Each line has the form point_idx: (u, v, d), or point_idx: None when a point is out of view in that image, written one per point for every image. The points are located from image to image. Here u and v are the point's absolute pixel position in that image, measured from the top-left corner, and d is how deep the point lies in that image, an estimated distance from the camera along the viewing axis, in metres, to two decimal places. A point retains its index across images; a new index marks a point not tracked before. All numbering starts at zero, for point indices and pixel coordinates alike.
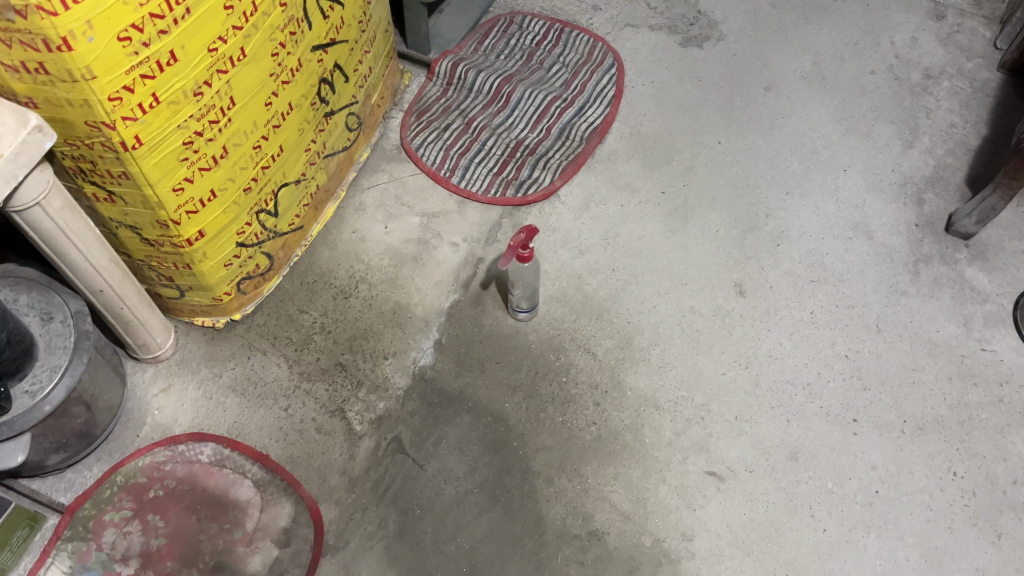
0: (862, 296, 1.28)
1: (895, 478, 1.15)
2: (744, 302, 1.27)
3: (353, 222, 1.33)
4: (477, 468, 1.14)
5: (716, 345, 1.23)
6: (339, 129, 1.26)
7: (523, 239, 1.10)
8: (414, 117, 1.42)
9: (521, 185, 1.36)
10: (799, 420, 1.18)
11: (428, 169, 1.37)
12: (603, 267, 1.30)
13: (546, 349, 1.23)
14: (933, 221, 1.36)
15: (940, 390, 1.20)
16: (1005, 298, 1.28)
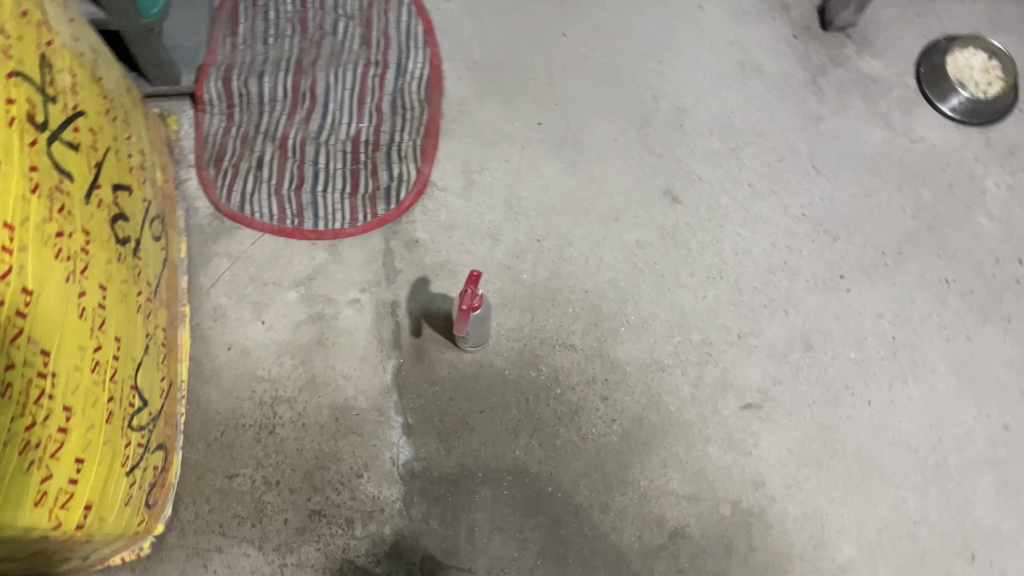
0: (787, 142, 1.17)
1: (903, 315, 1.10)
2: (682, 209, 1.12)
3: (222, 336, 1.03)
4: (527, 538, 0.98)
5: (683, 270, 1.10)
6: (150, 247, 0.93)
7: (469, 290, 0.87)
8: (214, 168, 1.09)
9: (388, 192, 1.09)
10: (796, 306, 1.09)
11: (272, 226, 1.07)
12: (527, 243, 1.10)
13: (523, 368, 1.05)
14: (806, 24, 1.23)
15: (899, 205, 1.15)
16: (905, 76, 1.22)
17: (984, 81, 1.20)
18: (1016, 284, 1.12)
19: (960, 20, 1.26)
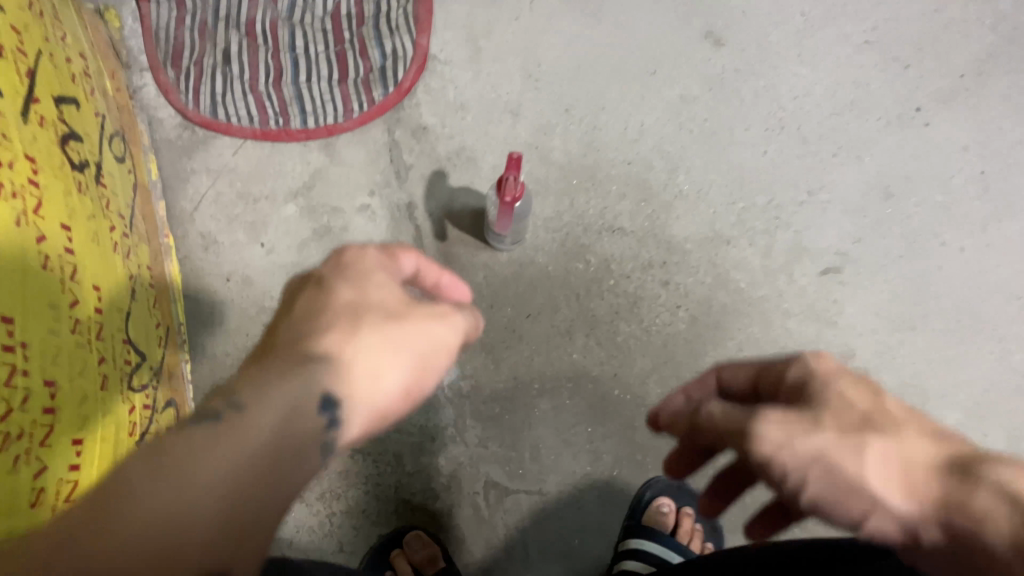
0: None
1: (991, 144, 0.95)
2: (727, 54, 0.97)
3: (217, 267, 0.88)
4: (599, 449, 0.87)
5: (737, 125, 0.95)
6: (114, 169, 0.77)
7: (512, 177, 0.73)
8: (172, 70, 0.91)
9: (383, 73, 0.92)
10: (868, 151, 0.95)
11: (254, 130, 0.91)
12: (554, 114, 0.94)
13: (568, 260, 0.91)
14: None
15: (971, 20, 0.99)
16: None
17: None
18: None
19: None
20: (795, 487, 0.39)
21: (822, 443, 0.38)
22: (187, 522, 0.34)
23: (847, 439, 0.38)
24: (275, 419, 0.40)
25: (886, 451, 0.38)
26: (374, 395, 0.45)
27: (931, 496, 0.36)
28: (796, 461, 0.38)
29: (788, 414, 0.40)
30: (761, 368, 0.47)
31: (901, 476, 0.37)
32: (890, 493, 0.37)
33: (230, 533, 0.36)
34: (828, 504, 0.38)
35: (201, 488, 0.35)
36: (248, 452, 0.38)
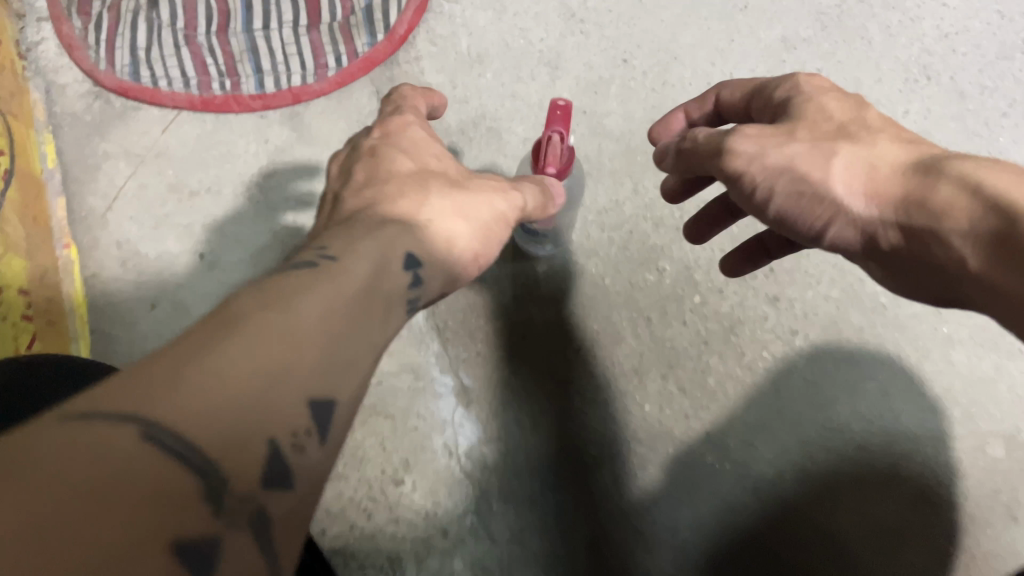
0: None
1: None
2: None
3: (135, 287, 0.62)
4: (688, 543, 0.59)
5: (864, 76, 0.67)
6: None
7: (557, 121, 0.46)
8: (79, 18, 0.65)
9: (370, 16, 0.66)
10: None
11: (191, 98, 0.65)
12: (606, 67, 0.67)
13: (629, 270, 0.64)
14: None
15: None
16: None
17: None
18: None
19: None
20: (761, 197, 0.36)
21: (798, 154, 0.35)
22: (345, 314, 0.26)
23: (822, 146, 0.35)
24: (385, 247, 0.31)
25: (848, 169, 0.34)
26: (494, 236, 0.39)
27: (949, 204, 0.30)
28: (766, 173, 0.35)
29: (770, 131, 0.36)
30: (754, 86, 0.42)
31: (873, 178, 0.33)
32: (864, 207, 0.33)
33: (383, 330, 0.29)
34: (804, 206, 0.35)
35: (347, 287, 0.28)
36: (370, 275, 0.29)
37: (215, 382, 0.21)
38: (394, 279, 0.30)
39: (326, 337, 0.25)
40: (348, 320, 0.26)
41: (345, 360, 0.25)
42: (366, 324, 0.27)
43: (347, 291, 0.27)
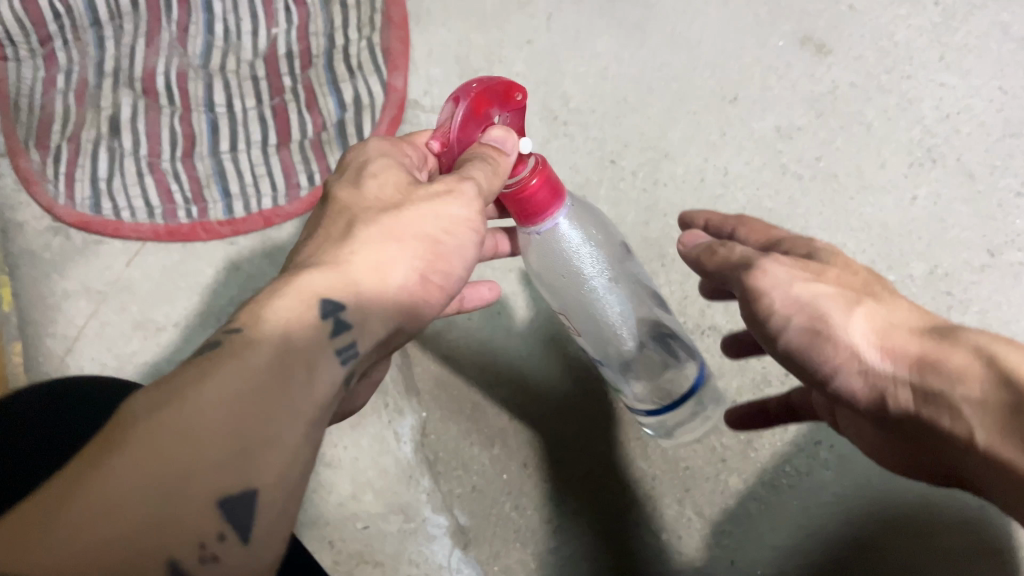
0: None
1: None
2: (837, 63, 0.67)
3: None
4: None
5: (866, 162, 0.64)
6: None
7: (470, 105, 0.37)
8: (37, 150, 0.62)
9: (342, 131, 0.63)
10: None
11: (155, 228, 0.61)
12: (595, 171, 0.64)
13: None
14: None
15: None
16: None
17: None
18: None
19: None
20: (779, 335, 0.34)
21: (824, 294, 0.33)
22: (245, 405, 0.25)
23: (848, 293, 0.33)
24: (303, 313, 0.29)
25: (870, 329, 0.32)
26: (440, 256, 0.34)
27: (963, 368, 0.30)
28: (788, 311, 0.33)
29: (809, 266, 0.34)
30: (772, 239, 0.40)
31: (895, 334, 0.32)
32: (875, 355, 0.32)
33: (306, 412, 0.27)
34: (812, 352, 0.33)
35: (245, 374, 0.26)
36: (282, 344, 0.27)
37: (99, 522, 0.22)
38: (316, 349, 0.28)
39: (220, 441, 0.24)
40: (252, 409, 0.25)
41: (241, 466, 0.24)
42: (284, 411, 0.26)
43: (254, 374, 0.26)
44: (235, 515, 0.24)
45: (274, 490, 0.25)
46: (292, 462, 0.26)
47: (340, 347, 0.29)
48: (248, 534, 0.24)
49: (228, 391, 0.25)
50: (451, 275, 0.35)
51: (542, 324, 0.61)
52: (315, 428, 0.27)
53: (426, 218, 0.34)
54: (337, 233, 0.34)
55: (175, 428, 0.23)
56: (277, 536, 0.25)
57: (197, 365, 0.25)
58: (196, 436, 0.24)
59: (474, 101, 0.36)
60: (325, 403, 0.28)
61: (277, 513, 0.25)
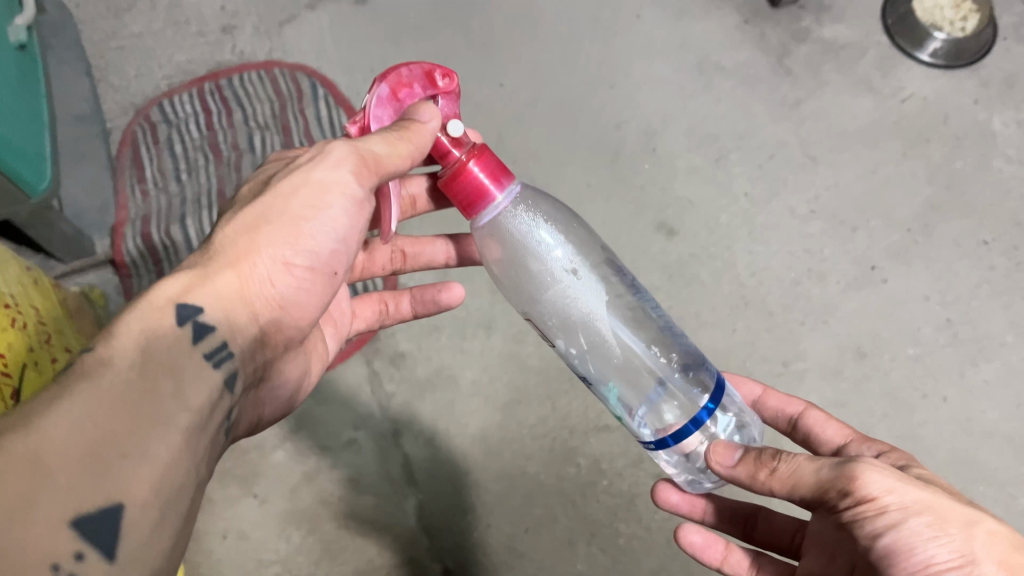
0: (773, 138, 1.05)
1: (950, 294, 0.98)
2: (682, 242, 1.00)
3: (213, 523, 0.89)
4: None
5: (704, 306, 0.97)
6: None
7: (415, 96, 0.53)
8: None
9: None
10: (834, 314, 0.97)
11: None
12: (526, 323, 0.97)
13: (559, 468, 0.92)
14: (755, 8, 1.13)
15: (910, 173, 1.04)
16: (874, 34, 1.11)
17: (958, 17, 1.10)
18: None
19: None
20: (882, 537, 0.44)
21: (937, 509, 0.44)
22: (119, 407, 0.37)
23: (966, 518, 0.44)
24: (161, 328, 0.42)
25: (991, 547, 0.42)
26: (302, 236, 0.49)
27: None
28: (806, 493, 0.48)
29: (905, 483, 0.46)
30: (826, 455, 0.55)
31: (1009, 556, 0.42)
32: (952, 563, 0.42)
33: (174, 415, 0.40)
34: (908, 551, 0.43)
35: (105, 383, 0.38)
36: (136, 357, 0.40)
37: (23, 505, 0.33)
38: (187, 359, 0.42)
39: (101, 438, 0.36)
40: (123, 408, 0.38)
41: (122, 452, 0.36)
42: (152, 411, 0.39)
43: (121, 386, 0.38)
44: (111, 517, 0.35)
45: (154, 468, 0.37)
46: (167, 447, 0.38)
47: (201, 340, 0.44)
48: (132, 521, 0.36)
49: (99, 398, 0.37)
50: (317, 249, 0.50)
51: (484, 437, 0.92)
52: (178, 423, 0.39)
53: (291, 190, 0.49)
54: (204, 246, 0.48)
55: (55, 439, 0.35)
56: (167, 515, 0.37)
57: (68, 380, 0.37)
58: (72, 437, 0.35)
59: (392, 84, 0.52)
60: (190, 397, 0.41)
61: (167, 482, 0.38)
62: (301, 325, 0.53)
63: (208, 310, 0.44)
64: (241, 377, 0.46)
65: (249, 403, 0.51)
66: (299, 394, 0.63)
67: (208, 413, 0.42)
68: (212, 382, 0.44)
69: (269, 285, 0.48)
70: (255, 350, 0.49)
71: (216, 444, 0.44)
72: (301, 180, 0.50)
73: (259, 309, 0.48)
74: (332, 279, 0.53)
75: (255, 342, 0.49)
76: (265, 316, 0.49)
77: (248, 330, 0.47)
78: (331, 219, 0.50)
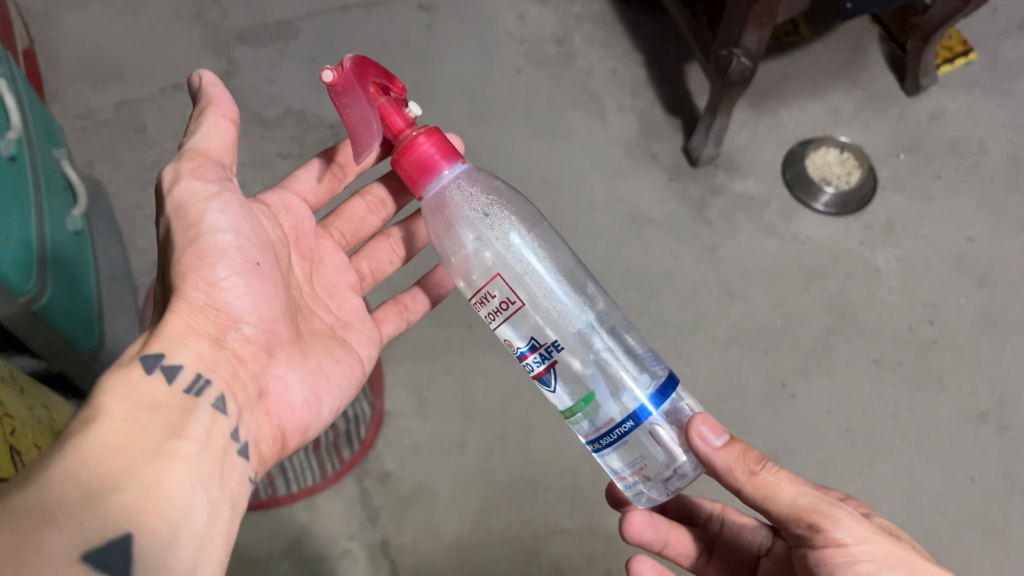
0: (695, 277, 1.26)
1: (848, 405, 1.17)
2: None
3: None
4: None
5: None
6: None
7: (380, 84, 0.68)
8: None
9: (348, 436, 1.14)
10: (753, 426, 1.15)
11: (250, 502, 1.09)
12: (493, 442, 1.14)
13: (523, 567, 1.07)
14: (678, 167, 1.36)
15: (810, 302, 1.25)
16: (776, 187, 1.34)
17: (843, 172, 1.35)
18: (936, 343, 1.22)
19: (804, 124, 1.40)
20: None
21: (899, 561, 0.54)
22: (109, 451, 0.50)
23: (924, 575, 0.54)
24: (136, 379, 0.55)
25: None
26: (207, 253, 0.62)
27: None
28: (780, 511, 0.57)
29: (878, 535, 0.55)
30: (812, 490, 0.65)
31: None
32: None
33: (167, 448, 0.53)
34: None
35: (105, 432, 0.51)
36: (122, 405, 0.53)
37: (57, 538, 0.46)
38: (163, 398, 0.55)
39: (99, 481, 0.49)
40: (113, 452, 0.50)
41: (120, 488, 0.49)
42: (139, 449, 0.51)
43: (109, 434, 0.51)
44: (123, 541, 0.48)
45: (146, 495, 0.50)
46: (157, 476, 0.51)
47: (174, 380, 0.57)
48: (141, 544, 0.49)
49: (92, 447, 0.49)
50: (222, 251, 0.62)
51: (459, 543, 1.08)
52: (176, 457, 0.53)
53: (185, 221, 0.62)
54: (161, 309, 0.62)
55: (58, 485, 0.47)
56: (177, 531, 0.51)
57: (66, 437, 0.50)
58: (73, 483, 0.48)
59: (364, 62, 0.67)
60: (176, 430, 0.55)
61: (165, 509, 0.51)
62: (256, 330, 0.65)
63: (166, 355, 0.57)
64: (220, 393, 0.59)
65: (249, 416, 0.63)
66: (326, 396, 0.71)
67: (203, 435, 0.56)
68: (186, 409, 0.56)
69: (205, 301, 0.61)
70: (221, 368, 0.61)
71: (215, 461, 0.56)
72: (189, 211, 0.62)
73: (207, 331, 0.61)
74: (257, 270, 0.65)
75: (216, 362, 0.61)
76: (214, 331, 0.62)
77: (202, 350, 0.60)
78: (226, 231, 0.63)
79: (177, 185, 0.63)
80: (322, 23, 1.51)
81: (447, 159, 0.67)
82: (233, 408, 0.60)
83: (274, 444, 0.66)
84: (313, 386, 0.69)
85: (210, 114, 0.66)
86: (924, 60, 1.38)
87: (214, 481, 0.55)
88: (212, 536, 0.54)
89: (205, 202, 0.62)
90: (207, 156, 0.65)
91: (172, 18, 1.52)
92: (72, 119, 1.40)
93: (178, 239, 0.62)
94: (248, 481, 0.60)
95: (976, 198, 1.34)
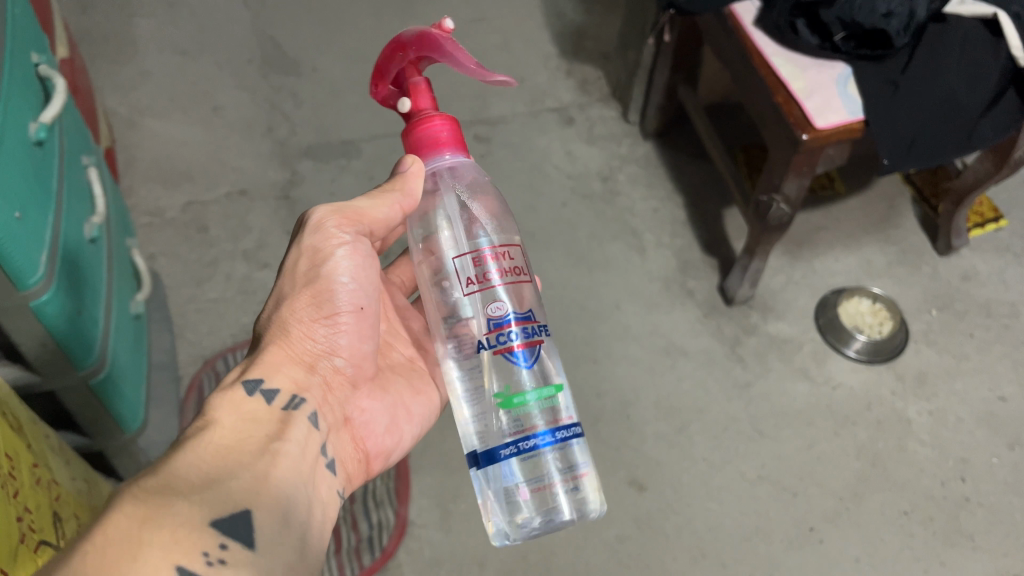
0: (727, 413, 1.28)
1: (878, 556, 1.15)
2: (651, 496, 1.19)
3: None
4: None
5: (666, 556, 1.14)
6: None
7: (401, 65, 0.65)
8: None
9: (371, 541, 1.13)
10: (779, 571, 1.13)
11: None
12: (516, 562, 1.13)
13: None
14: (713, 304, 1.40)
15: (841, 448, 1.25)
16: (808, 331, 1.37)
17: (875, 321, 1.37)
18: (968, 499, 1.20)
19: (837, 273, 1.44)
20: None
21: None
22: (221, 453, 0.55)
23: None
24: (245, 400, 0.61)
25: None
26: (318, 288, 0.67)
27: None
28: None
29: None
30: None
31: None
32: None
33: (272, 454, 0.58)
34: None
35: (217, 438, 0.57)
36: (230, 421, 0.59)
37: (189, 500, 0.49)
38: (263, 413, 0.62)
39: (216, 471, 0.53)
40: (226, 453, 0.56)
41: (235, 476, 0.54)
42: (248, 450, 0.57)
43: (219, 438, 0.57)
44: (244, 516, 0.51)
45: (257, 484, 0.55)
46: (267, 468, 0.56)
47: (271, 401, 0.63)
48: (259, 518, 0.52)
49: (204, 448, 0.55)
50: (330, 287, 0.67)
51: None
52: (276, 460, 0.58)
53: (314, 262, 0.67)
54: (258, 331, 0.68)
55: (179, 471, 0.51)
56: (286, 514, 0.55)
57: (187, 438, 0.55)
58: (195, 470, 0.52)
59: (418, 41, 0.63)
60: (278, 434, 0.61)
61: (276, 497, 0.55)
62: (346, 362, 0.71)
63: (265, 380, 0.64)
64: (312, 410, 0.66)
65: (336, 436, 0.69)
66: (406, 424, 0.78)
67: (302, 439, 0.62)
68: (283, 420, 0.62)
69: (302, 335, 0.67)
70: (313, 389, 0.67)
71: (310, 464, 0.62)
72: (321, 255, 0.67)
73: (304, 359, 0.68)
74: (360, 313, 0.70)
75: (308, 384, 0.67)
76: (308, 359, 0.68)
77: (295, 375, 0.66)
78: (346, 274, 0.68)
79: (320, 228, 0.67)
80: (384, 146, 1.61)
81: (455, 147, 0.65)
82: (323, 425, 0.67)
83: (359, 465, 0.73)
84: (393, 415, 0.77)
85: (388, 197, 0.68)
86: (955, 223, 1.42)
87: (310, 480, 0.61)
88: (312, 528, 0.59)
89: (335, 248, 0.67)
90: (367, 222, 0.69)
91: (246, 130, 1.63)
92: (142, 215, 1.49)
93: (300, 279, 0.67)
94: (337, 492, 0.66)
95: (1008, 359, 1.35)
